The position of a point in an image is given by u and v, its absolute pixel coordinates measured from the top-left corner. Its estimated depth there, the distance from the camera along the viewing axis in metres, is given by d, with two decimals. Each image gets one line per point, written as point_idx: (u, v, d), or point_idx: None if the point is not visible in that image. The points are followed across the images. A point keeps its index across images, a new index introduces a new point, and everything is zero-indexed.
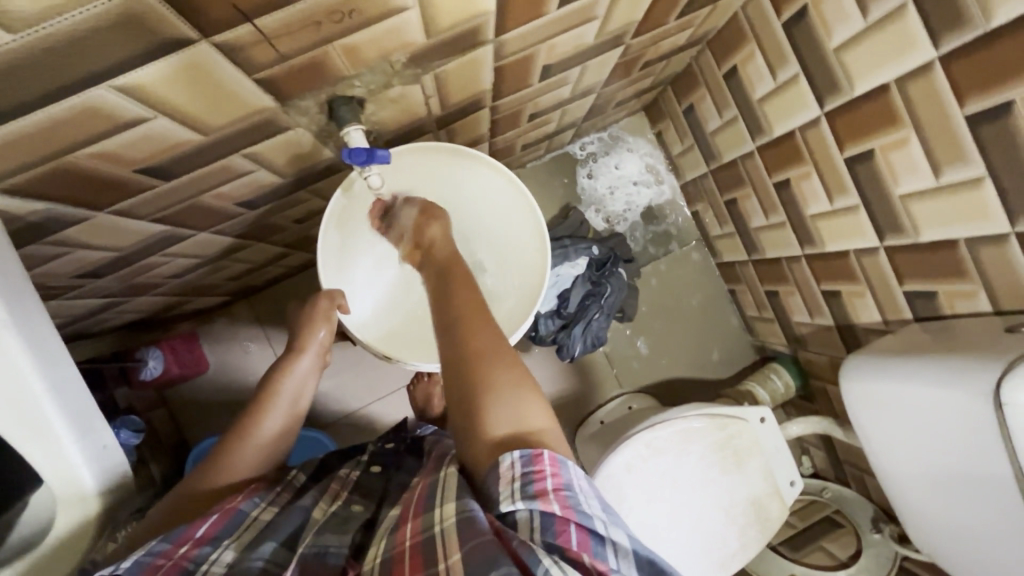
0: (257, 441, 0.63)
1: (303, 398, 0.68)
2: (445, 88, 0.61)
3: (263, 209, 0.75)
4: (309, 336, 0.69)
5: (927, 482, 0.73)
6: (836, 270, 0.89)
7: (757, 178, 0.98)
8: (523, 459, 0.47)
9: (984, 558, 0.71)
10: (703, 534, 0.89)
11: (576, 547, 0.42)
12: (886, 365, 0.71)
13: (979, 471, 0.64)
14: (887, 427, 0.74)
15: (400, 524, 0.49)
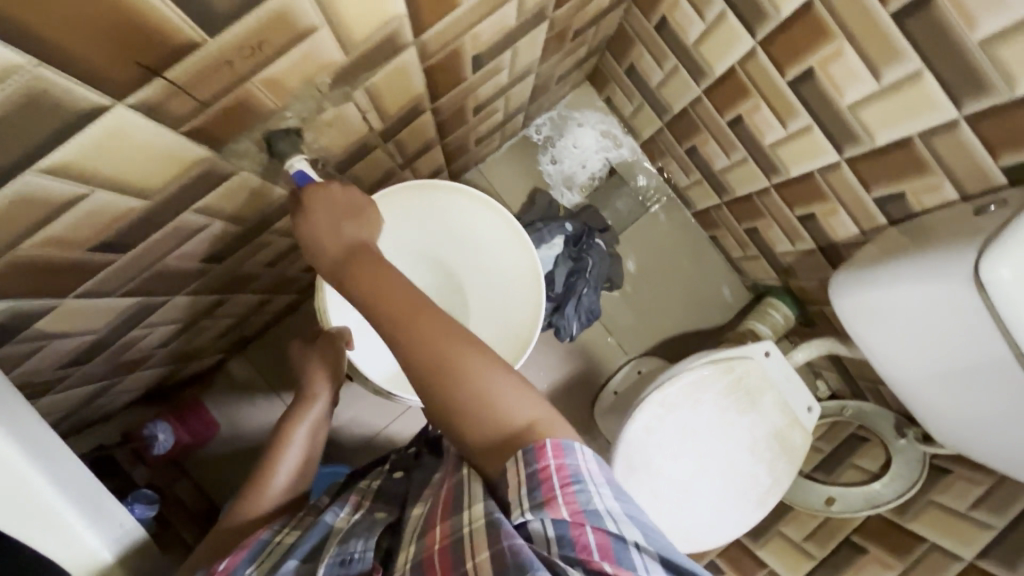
0: (275, 489, 0.64)
1: (316, 442, 0.68)
2: (379, 101, 0.60)
3: (232, 260, 0.75)
4: (321, 378, 0.70)
5: (937, 379, 0.73)
6: (805, 193, 0.89)
7: (710, 120, 0.99)
8: (527, 457, 0.47)
9: (998, 438, 0.72)
10: (733, 477, 0.90)
11: (595, 553, 0.42)
12: (869, 271, 0.71)
13: (971, 355, 0.66)
14: (887, 334, 0.74)
15: (430, 528, 0.50)
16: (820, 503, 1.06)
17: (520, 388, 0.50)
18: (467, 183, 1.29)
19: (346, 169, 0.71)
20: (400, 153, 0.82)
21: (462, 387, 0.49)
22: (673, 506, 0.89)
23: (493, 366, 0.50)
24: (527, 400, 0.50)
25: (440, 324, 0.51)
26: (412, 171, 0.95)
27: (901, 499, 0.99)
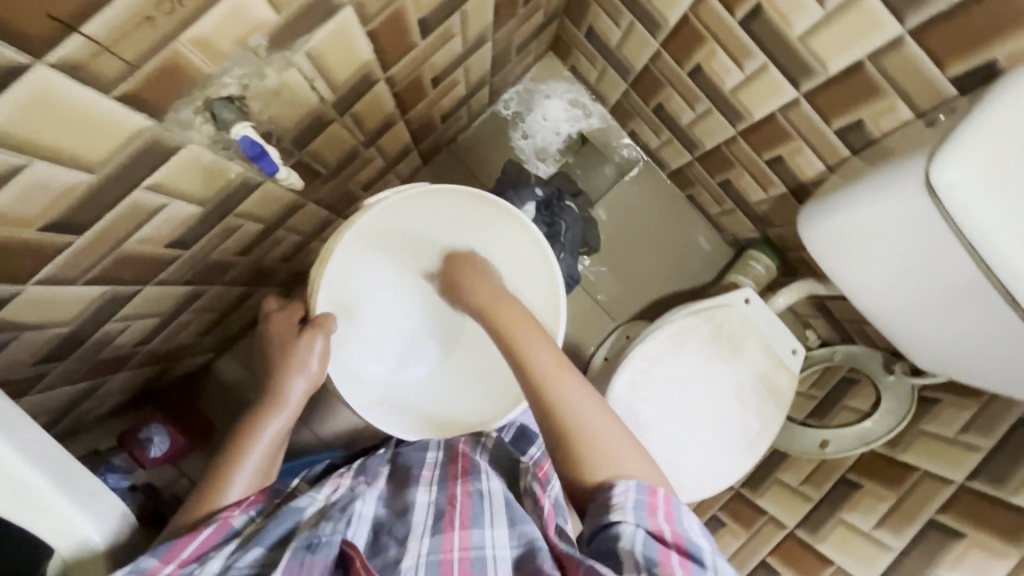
0: (230, 491, 0.66)
1: (278, 446, 0.70)
2: (326, 68, 0.60)
3: (203, 249, 0.75)
4: (289, 390, 0.71)
5: (913, 306, 0.74)
6: (770, 136, 0.90)
7: (671, 74, 0.99)
8: (638, 488, 0.60)
9: (993, 360, 0.70)
10: (723, 424, 0.91)
11: (679, 572, 0.55)
12: (832, 205, 0.72)
13: (944, 271, 0.64)
14: (857, 264, 0.74)
15: (443, 531, 0.67)
16: (814, 447, 1.05)
17: (634, 458, 0.64)
18: (441, 164, 1.29)
19: (304, 144, 0.71)
20: (361, 129, 0.82)
21: (579, 407, 0.65)
22: (662, 458, 0.90)
23: (616, 428, 0.65)
24: (637, 462, 0.63)
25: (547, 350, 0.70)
26: (378, 149, 0.95)
27: (891, 432, 0.98)
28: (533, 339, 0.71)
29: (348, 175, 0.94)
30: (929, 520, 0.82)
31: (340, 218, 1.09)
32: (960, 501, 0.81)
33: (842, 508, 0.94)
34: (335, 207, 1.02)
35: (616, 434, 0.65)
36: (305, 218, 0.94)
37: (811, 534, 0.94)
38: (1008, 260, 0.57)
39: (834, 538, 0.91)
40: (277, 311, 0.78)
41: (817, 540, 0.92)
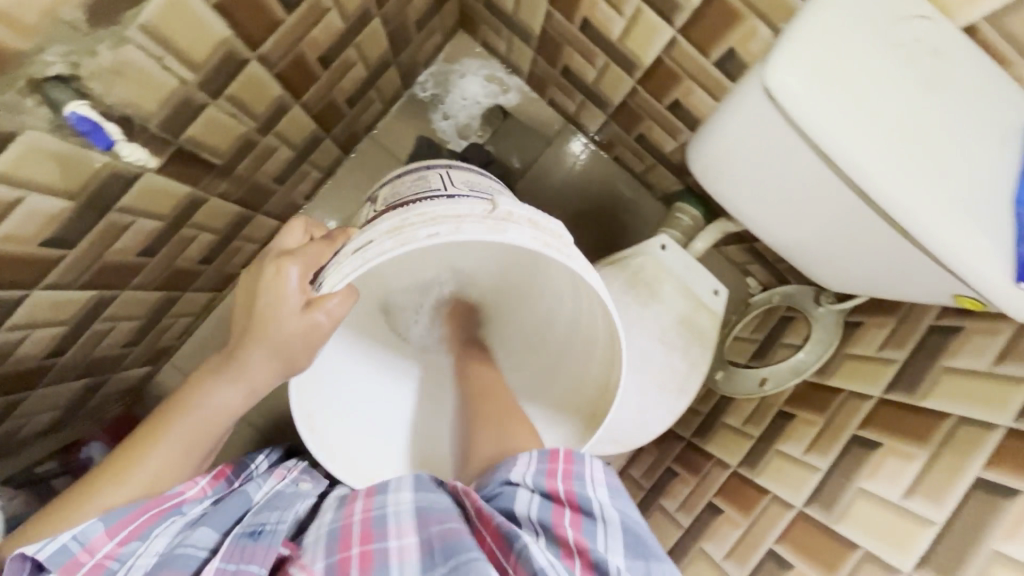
0: (151, 457, 0.62)
1: (219, 417, 0.66)
2: (175, 45, 0.60)
3: (94, 249, 0.74)
4: (252, 363, 0.65)
5: (818, 233, 0.66)
6: (663, 80, 0.91)
7: (566, 32, 1.00)
8: (539, 458, 0.65)
9: (886, 276, 0.64)
10: (650, 370, 0.91)
11: (570, 524, 0.60)
12: (703, 137, 0.68)
13: (809, 182, 0.60)
14: (749, 195, 0.69)
15: (352, 504, 0.69)
16: (754, 387, 1.05)
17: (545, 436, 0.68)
18: (366, 153, 1.29)
19: (178, 130, 0.70)
20: (250, 115, 0.82)
21: None
22: None
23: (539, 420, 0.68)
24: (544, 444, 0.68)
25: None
26: (279, 137, 0.95)
27: (821, 360, 0.98)
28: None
29: (251, 167, 0.94)
30: (850, 436, 0.80)
31: (258, 214, 1.09)
32: (877, 412, 0.80)
33: (777, 440, 0.94)
34: (248, 202, 1.02)
35: (543, 432, 0.66)
36: (212, 214, 0.94)
37: (749, 470, 0.93)
38: (853, 155, 0.53)
39: (769, 470, 0.90)
40: (285, 255, 0.67)
41: (754, 475, 0.92)
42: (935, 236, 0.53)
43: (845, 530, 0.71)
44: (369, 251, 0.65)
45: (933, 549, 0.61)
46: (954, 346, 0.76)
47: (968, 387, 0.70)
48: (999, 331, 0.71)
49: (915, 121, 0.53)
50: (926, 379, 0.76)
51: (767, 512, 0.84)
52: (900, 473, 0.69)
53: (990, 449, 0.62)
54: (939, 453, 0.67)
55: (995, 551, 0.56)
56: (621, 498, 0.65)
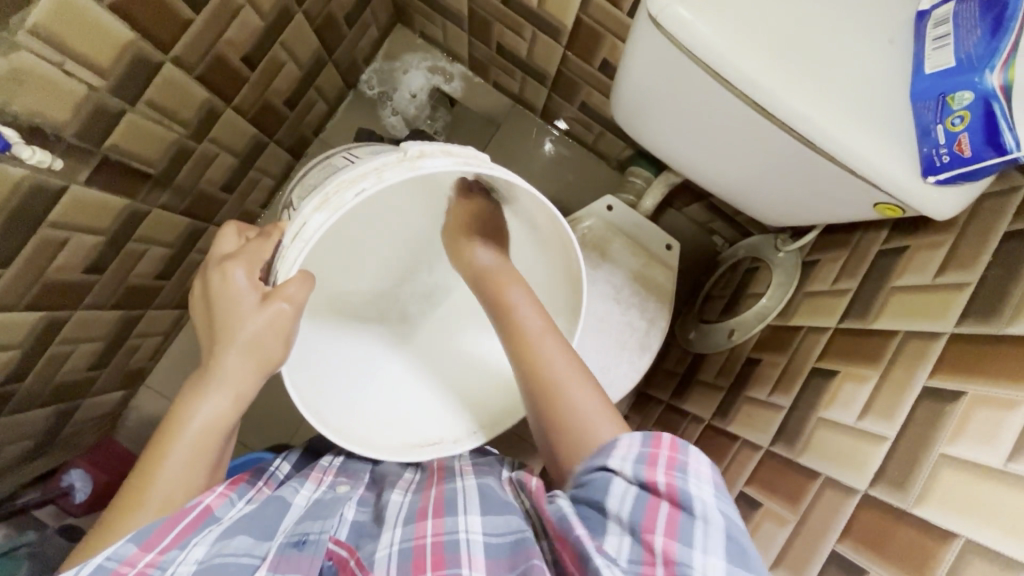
0: (156, 489, 0.54)
1: (219, 432, 0.58)
2: (75, 50, 0.61)
3: (33, 268, 0.75)
4: (229, 364, 0.58)
5: (736, 165, 0.67)
6: (587, 39, 0.91)
7: (491, 7, 1.00)
8: (641, 440, 0.51)
9: (811, 196, 0.64)
10: (610, 330, 0.91)
11: (665, 529, 0.47)
12: (617, 85, 0.69)
13: (721, 111, 0.60)
14: (665, 131, 0.69)
15: (420, 520, 0.60)
16: (724, 338, 1.05)
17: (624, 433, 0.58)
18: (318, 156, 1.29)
19: (98, 138, 0.71)
20: (177, 121, 0.82)
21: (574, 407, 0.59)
22: None
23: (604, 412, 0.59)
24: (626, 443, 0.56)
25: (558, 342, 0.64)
26: (217, 143, 0.95)
27: (783, 301, 0.97)
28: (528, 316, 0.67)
29: (192, 175, 0.94)
30: (810, 370, 0.79)
31: (212, 225, 1.10)
32: (834, 342, 0.79)
33: (746, 387, 0.93)
34: (197, 213, 1.02)
35: (581, 386, 0.60)
36: (159, 227, 0.94)
37: (722, 421, 0.92)
38: (748, 72, 0.53)
39: (739, 418, 0.88)
40: (228, 258, 0.61)
41: (726, 424, 0.91)
42: (839, 141, 0.53)
43: (809, 461, 0.69)
44: (310, 220, 0.59)
45: (886, 465, 0.59)
46: (900, 266, 0.74)
47: (912, 302, 0.68)
48: (941, 243, 0.70)
49: (802, 29, 0.53)
50: (877, 302, 0.75)
51: (738, 458, 0.83)
52: (855, 397, 0.68)
53: (935, 359, 0.61)
54: (889, 371, 0.66)
55: (941, 455, 0.55)
56: (729, 502, 0.49)
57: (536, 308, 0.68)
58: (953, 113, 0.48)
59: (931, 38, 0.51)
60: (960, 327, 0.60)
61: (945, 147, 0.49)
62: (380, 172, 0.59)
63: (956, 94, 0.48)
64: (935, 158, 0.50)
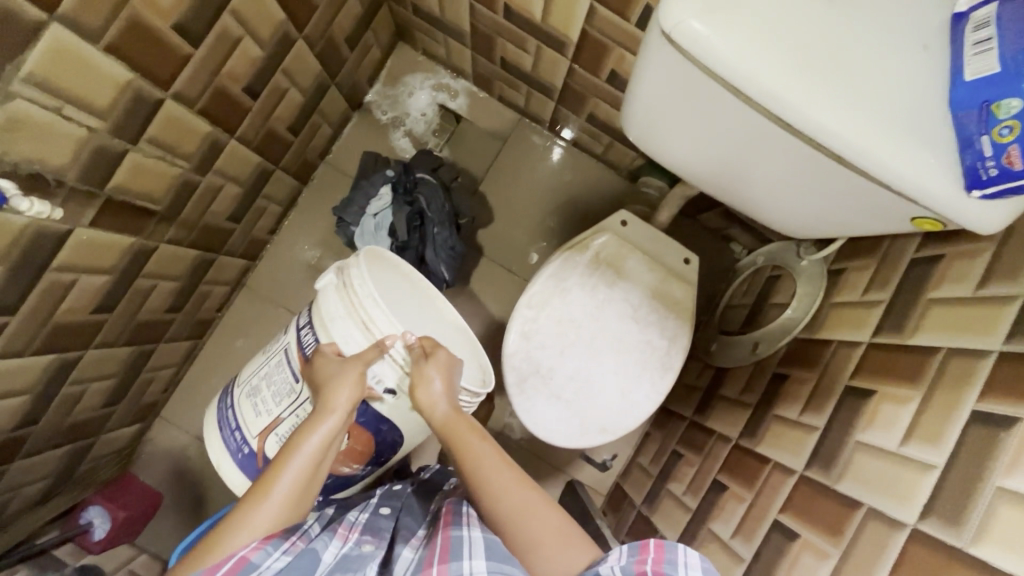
0: (267, 506, 0.58)
1: (324, 456, 0.63)
2: (72, 94, 0.60)
3: (41, 312, 0.74)
4: (338, 395, 0.65)
5: (767, 181, 0.63)
6: (593, 51, 0.88)
7: (494, 23, 0.98)
8: (629, 551, 0.56)
9: (842, 211, 0.60)
10: (629, 352, 0.87)
11: None
12: (627, 102, 0.66)
13: (743, 127, 0.57)
14: (683, 148, 0.66)
15: (426, 568, 0.59)
16: (748, 351, 1.01)
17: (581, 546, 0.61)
18: (324, 179, 1.27)
19: (100, 179, 0.70)
20: (180, 156, 0.81)
21: (530, 527, 0.62)
22: (575, 401, 0.87)
23: (559, 522, 0.62)
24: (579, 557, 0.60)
25: (490, 451, 0.66)
26: (222, 174, 0.94)
27: (810, 313, 0.93)
28: (480, 445, 0.66)
29: (198, 208, 0.93)
30: (844, 388, 0.75)
31: (220, 255, 1.09)
32: (867, 358, 0.75)
33: (774, 405, 0.89)
34: (205, 244, 1.01)
35: (538, 509, 0.63)
36: (167, 261, 0.93)
37: (750, 441, 0.89)
38: (770, 86, 0.49)
39: (769, 438, 0.85)
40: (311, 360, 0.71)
41: (755, 445, 0.87)
42: (871, 154, 0.49)
43: (849, 489, 0.65)
44: (373, 314, 0.71)
45: (935, 497, 0.55)
46: (937, 276, 0.70)
47: (953, 316, 0.64)
48: (980, 252, 0.66)
49: (824, 37, 0.49)
50: (913, 315, 0.71)
51: (770, 481, 0.79)
52: (895, 420, 0.64)
53: (983, 379, 0.57)
54: (933, 392, 0.61)
55: (998, 487, 0.51)
56: None
57: (465, 420, 0.67)
58: (999, 123, 0.45)
59: (970, 43, 0.47)
60: (1009, 345, 0.56)
61: (993, 160, 0.46)
62: (353, 281, 0.72)
63: (1002, 101, 0.44)
64: (980, 171, 0.47)
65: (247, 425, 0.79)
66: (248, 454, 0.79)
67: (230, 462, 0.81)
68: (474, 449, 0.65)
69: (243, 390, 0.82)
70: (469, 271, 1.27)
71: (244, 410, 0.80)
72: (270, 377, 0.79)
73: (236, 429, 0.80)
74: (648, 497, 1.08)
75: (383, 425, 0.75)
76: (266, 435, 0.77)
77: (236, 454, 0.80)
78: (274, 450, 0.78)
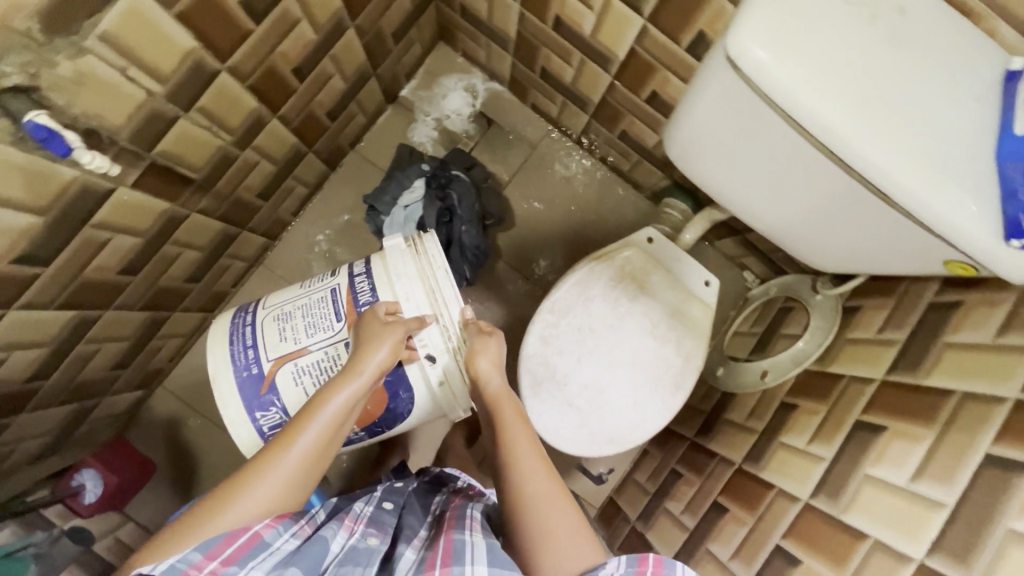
0: (293, 449, 0.60)
1: (346, 420, 0.65)
2: (137, 57, 0.61)
3: (70, 267, 0.74)
4: (371, 357, 0.68)
5: (803, 216, 0.66)
6: (638, 72, 0.90)
7: (541, 33, 1.00)
8: (626, 561, 0.56)
9: (879, 242, 0.62)
10: (645, 366, 0.89)
11: None
12: (673, 123, 0.68)
13: (784, 153, 0.59)
14: (724, 173, 0.68)
15: (428, 570, 0.58)
16: (755, 379, 1.03)
17: (589, 547, 0.60)
18: (351, 167, 1.28)
19: (148, 142, 0.70)
20: (225, 129, 0.82)
21: (545, 514, 0.62)
22: (587, 410, 0.87)
23: (574, 522, 0.62)
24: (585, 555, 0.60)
25: (526, 433, 0.70)
26: (259, 151, 0.95)
27: (821, 346, 0.95)
28: (518, 428, 0.70)
29: (233, 182, 0.94)
30: (854, 421, 0.77)
31: (244, 231, 1.09)
32: (880, 395, 0.76)
33: (780, 433, 0.90)
34: (232, 218, 1.02)
35: (557, 502, 0.63)
36: (195, 231, 0.94)
37: (754, 466, 0.90)
38: (824, 120, 0.51)
39: (773, 464, 0.86)
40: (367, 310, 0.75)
41: (759, 470, 0.88)
42: (911, 194, 0.51)
43: (856, 521, 0.67)
44: (441, 284, 0.79)
45: (944, 534, 0.57)
46: (955, 321, 0.72)
47: (969, 361, 0.66)
48: (1001, 302, 0.68)
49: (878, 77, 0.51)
50: (929, 358, 0.72)
51: (773, 507, 0.80)
52: (906, 457, 0.66)
53: (998, 425, 0.59)
54: (947, 433, 0.63)
55: (1010, 530, 0.52)
56: None
57: (512, 401, 0.73)
58: None
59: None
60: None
61: None
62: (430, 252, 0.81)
63: None
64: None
65: (267, 346, 0.79)
66: (255, 375, 0.78)
67: (228, 380, 0.79)
68: (515, 425, 0.70)
69: (270, 313, 0.82)
70: (484, 272, 1.28)
71: (268, 330, 0.80)
72: (307, 309, 0.80)
73: (250, 347, 0.79)
74: (644, 513, 1.08)
75: (403, 392, 0.79)
76: (283, 363, 0.78)
77: (241, 372, 0.79)
78: (284, 381, 0.78)
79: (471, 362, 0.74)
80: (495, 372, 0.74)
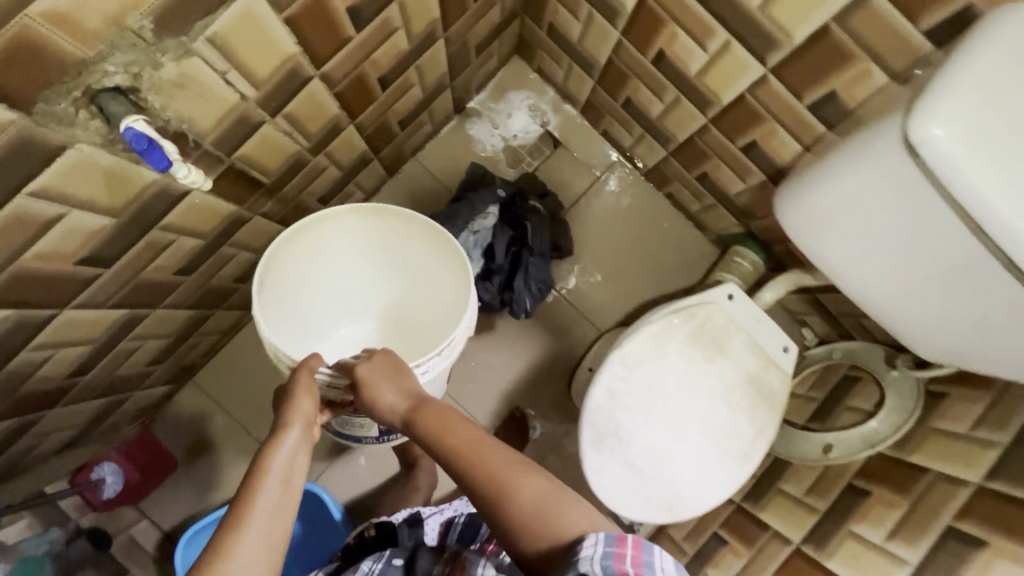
0: (249, 521, 0.51)
1: (296, 472, 0.56)
2: (239, 61, 0.56)
3: (130, 268, 0.69)
4: (292, 408, 0.61)
5: (917, 284, 0.68)
6: (741, 120, 0.85)
7: (636, 65, 0.94)
8: (605, 539, 0.49)
9: (992, 313, 0.63)
10: (714, 433, 0.83)
11: None
12: (803, 188, 0.71)
13: (921, 217, 0.61)
14: (847, 239, 0.70)
15: None
16: (816, 453, 0.97)
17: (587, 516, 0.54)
18: (408, 175, 1.23)
19: (231, 146, 0.65)
20: (304, 134, 0.77)
21: (525, 494, 0.55)
22: (648, 474, 0.82)
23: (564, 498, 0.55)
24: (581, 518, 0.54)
25: (463, 425, 0.61)
26: (329, 157, 0.90)
27: (898, 432, 0.90)
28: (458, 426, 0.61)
29: (299, 186, 0.89)
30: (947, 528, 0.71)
31: None
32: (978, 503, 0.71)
33: (849, 519, 0.84)
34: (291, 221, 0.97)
35: (530, 479, 0.56)
36: (254, 233, 0.89)
37: (817, 551, 0.84)
38: (986, 201, 0.54)
39: (842, 555, 0.80)
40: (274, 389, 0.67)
41: (822, 557, 0.83)
42: None
43: None
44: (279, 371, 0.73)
45: None
46: None
47: None
48: None
49: (1022, 149, 0.54)
50: None
51: None
52: None
53: None
54: None
55: None
56: None
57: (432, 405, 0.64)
58: None
59: None
60: None
61: None
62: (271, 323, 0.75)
63: None
64: None
65: None
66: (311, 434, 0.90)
67: None
68: (446, 421, 0.62)
69: None
70: None
71: None
72: None
73: None
74: None
75: None
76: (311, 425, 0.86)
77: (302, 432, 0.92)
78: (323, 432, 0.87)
79: (375, 395, 0.66)
80: (403, 393, 0.66)
